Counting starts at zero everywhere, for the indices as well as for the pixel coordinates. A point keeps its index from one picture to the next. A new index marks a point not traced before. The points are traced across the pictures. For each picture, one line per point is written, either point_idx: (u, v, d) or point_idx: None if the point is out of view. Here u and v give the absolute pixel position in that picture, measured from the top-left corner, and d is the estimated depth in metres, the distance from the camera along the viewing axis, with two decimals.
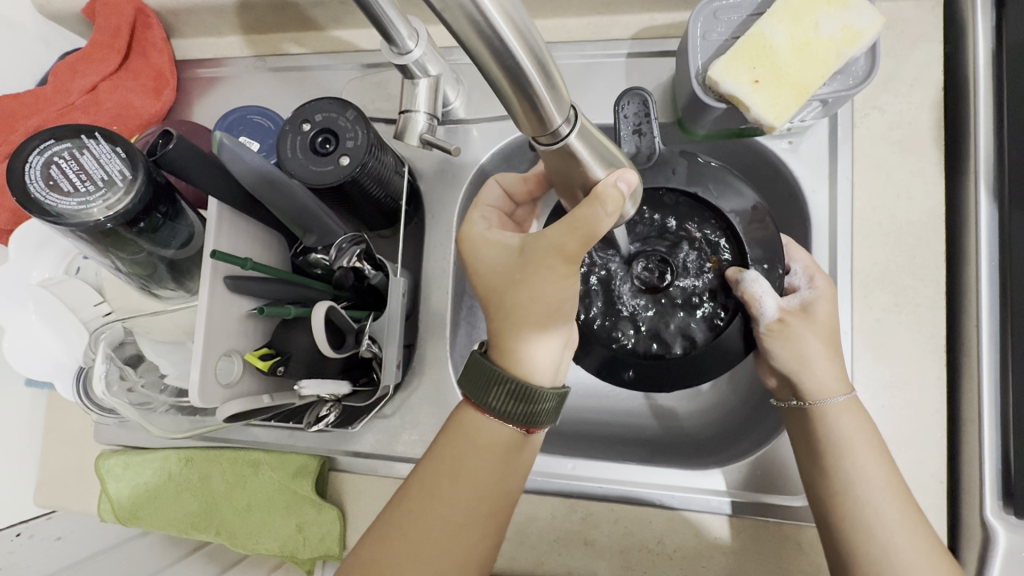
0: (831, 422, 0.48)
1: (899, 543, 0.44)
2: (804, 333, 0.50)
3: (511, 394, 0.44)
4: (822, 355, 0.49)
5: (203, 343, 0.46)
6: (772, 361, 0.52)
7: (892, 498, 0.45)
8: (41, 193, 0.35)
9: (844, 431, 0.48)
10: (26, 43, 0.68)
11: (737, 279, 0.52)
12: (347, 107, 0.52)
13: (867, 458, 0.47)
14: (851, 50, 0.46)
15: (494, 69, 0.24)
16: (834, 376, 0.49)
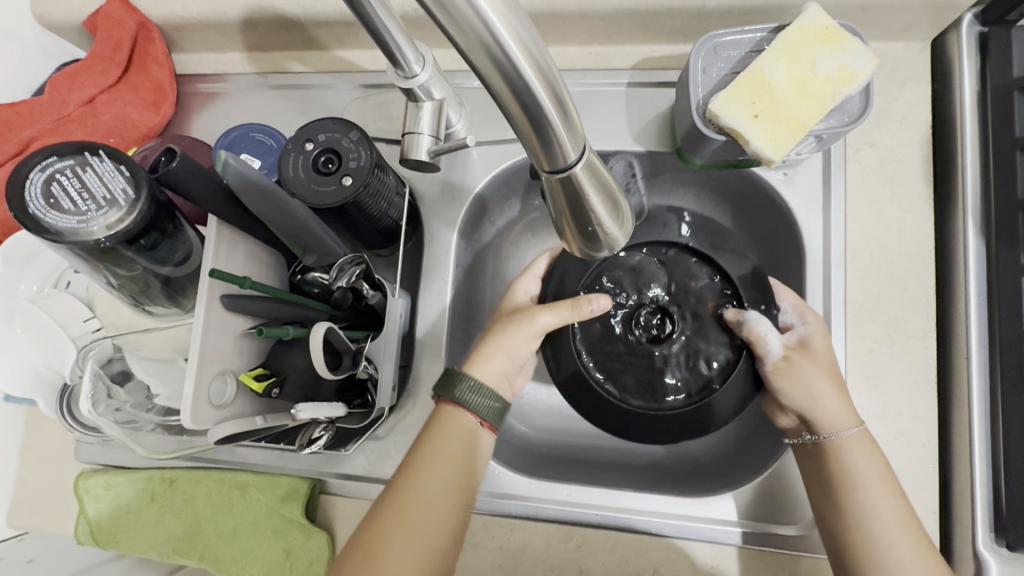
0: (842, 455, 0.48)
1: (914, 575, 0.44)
2: (810, 369, 0.51)
3: (471, 388, 0.50)
4: (828, 390, 0.50)
5: (199, 364, 0.45)
6: (783, 398, 0.52)
7: (902, 525, 0.46)
8: (42, 210, 0.34)
9: (858, 467, 0.48)
10: (24, 53, 0.67)
11: (740, 320, 0.54)
12: (351, 128, 0.52)
13: (876, 486, 0.47)
14: (846, 89, 0.47)
15: (514, 106, 0.25)
16: (844, 408, 0.50)
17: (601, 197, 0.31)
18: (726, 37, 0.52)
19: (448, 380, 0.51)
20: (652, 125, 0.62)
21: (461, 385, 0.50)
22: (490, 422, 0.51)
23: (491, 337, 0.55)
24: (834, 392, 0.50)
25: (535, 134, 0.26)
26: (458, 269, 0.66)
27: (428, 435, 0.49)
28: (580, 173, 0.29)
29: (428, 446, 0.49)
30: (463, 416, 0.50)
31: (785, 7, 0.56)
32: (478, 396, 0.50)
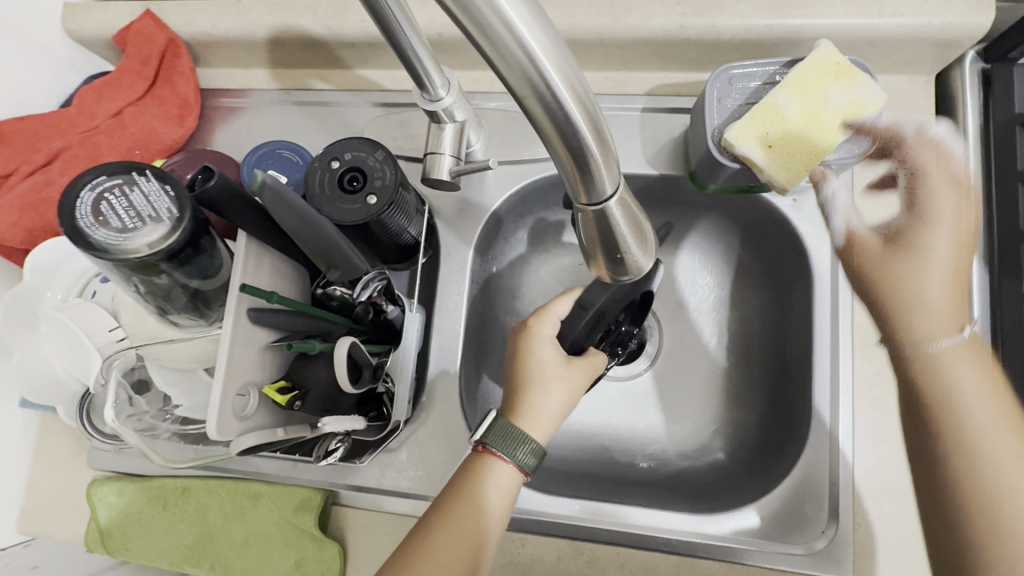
0: (949, 363, 0.46)
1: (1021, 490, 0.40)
2: (927, 251, 0.49)
3: (533, 450, 0.51)
4: (941, 288, 0.48)
5: (225, 375, 0.46)
6: (879, 276, 0.51)
7: (1004, 425, 0.43)
8: (90, 226, 0.36)
9: (967, 380, 0.45)
10: (53, 65, 0.69)
11: (826, 201, 0.59)
12: (376, 147, 0.54)
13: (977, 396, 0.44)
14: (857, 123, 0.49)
15: (559, 145, 0.26)
16: (952, 316, 0.47)
17: (629, 228, 0.33)
18: (741, 69, 0.54)
19: (509, 440, 0.50)
20: (665, 149, 0.64)
21: (524, 447, 0.50)
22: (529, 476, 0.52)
23: (535, 402, 0.53)
24: (952, 294, 0.48)
25: (576, 170, 0.28)
26: (473, 284, 0.68)
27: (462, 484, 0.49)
28: (613, 205, 0.30)
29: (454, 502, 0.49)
30: (504, 469, 0.50)
31: (797, 40, 0.58)
32: (531, 456, 0.51)
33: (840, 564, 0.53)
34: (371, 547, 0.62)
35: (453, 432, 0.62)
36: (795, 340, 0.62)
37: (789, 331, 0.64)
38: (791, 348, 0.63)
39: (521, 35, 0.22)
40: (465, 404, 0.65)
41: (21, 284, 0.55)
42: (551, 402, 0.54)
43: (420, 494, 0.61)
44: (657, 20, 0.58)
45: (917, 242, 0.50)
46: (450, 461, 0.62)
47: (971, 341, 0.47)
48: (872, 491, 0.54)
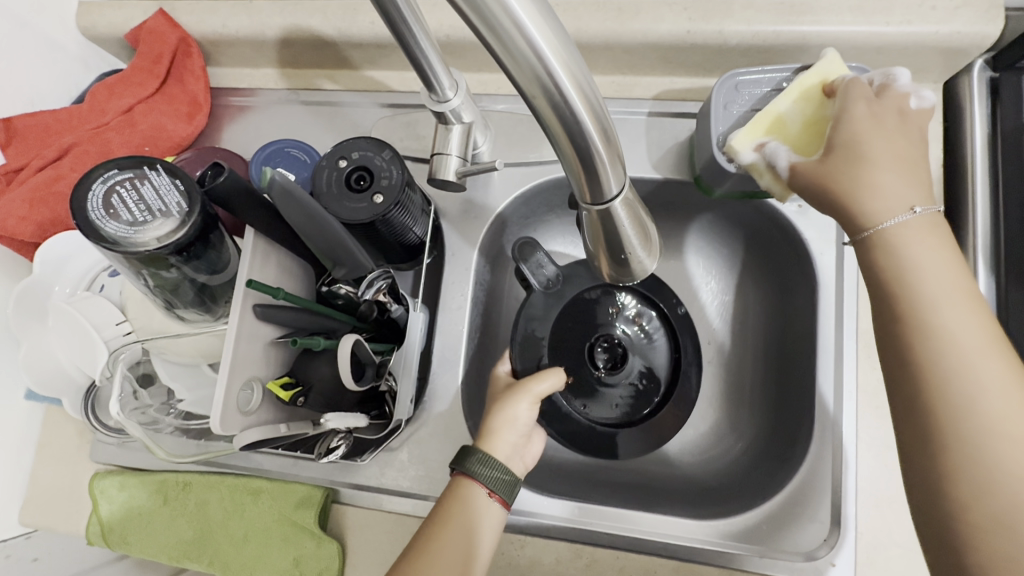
0: (902, 240, 0.40)
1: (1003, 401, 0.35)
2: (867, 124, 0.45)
3: (482, 458, 0.51)
4: (895, 179, 0.43)
5: (230, 371, 0.46)
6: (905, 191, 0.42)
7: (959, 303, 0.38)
8: (101, 219, 0.36)
9: (917, 260, 0.40)
10: (66, 63, 0.70)
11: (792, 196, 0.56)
12: (384, 147, 0.54)
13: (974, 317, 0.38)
14: None
15: (566, 145, 0.26)
16: (906, 193, 0.42)
17: (634, 229, 0.33)
18: (748, 75, 0.54)
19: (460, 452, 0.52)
20: (670, 153, 0.64)
21: (471, 455, 0.51)
22: (501, 493, 0.51)
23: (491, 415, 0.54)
24: (903, 178, 0.42)
25: (582, 169, 0.28)
26: (477, 285, 0.68)
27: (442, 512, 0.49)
28: (619, 205, 0.30)
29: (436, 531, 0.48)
30: (473, 487, 0.50)
31: (804, 46, 0.58)
32: (485, 466, 0.50)
33: (842, 573, 0.52)
34: (370, 546, 0.62)
35: (454, 432, 0.62)
36: (799, 346, 0.62)
37: (792, 338, 0.63)
38: (794, 353, 0.63)
39: (530, 34, 0.22)
40: (467, 405, 0.65)
41: (30, 276, 0.56)
42: (493, 417, 0.54)
43: (420, 493, 0.61)
44: (664, 24, 0.59)
45: (857, 143, 0.44)
46: (451, 461, 0.62)
47: (925, 219, 0.41)
48: (874, 499, 0.54)
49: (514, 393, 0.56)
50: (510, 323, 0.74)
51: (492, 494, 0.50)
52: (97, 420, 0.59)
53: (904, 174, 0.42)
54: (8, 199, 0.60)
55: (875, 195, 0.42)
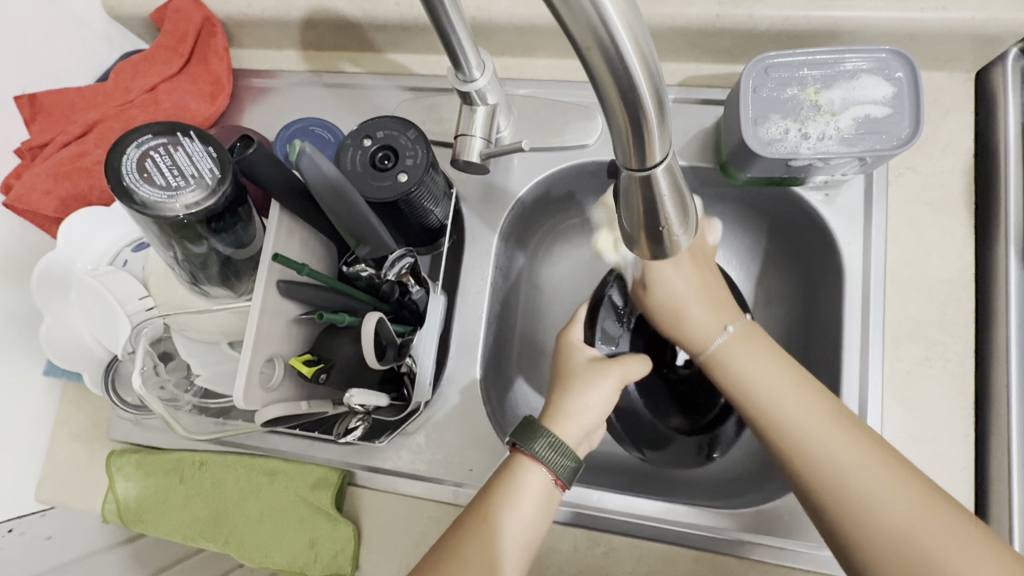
0: (728, 354, 0.52)
1: (823, 428, 0.46)
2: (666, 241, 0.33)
3: (551, 444, 0.49)
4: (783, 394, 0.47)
5: (253, 347, 0.46)
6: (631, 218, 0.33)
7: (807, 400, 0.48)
8: (135, 183, 0.36)
9: (740, 366, 0.52)
10: (91, 41, 0.70)
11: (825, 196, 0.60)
12: (409, 126, 0.54)
13: (782, 387, 0.49)
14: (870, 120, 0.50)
15: (616, 103, 0.25)
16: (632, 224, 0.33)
17: (675, 201, 0.31)
18: (777, 58, 0.53)
19: (526, 429, 0.50)
20: (695, 140, 0.63)
21: (541, 438, 0.49)
22: (563, 481, 0.50)
23: (569, 394, 0.53)
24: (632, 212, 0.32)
25: (630, 133, 0.27)
26: (497, 271, 0.67)
27: (500, 486, 0.49)
28: (661, 173, 0.29)
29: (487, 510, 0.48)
30: (536, 469, 0.49)
31: (834, 32, 0.57)
32: (555, 452, 0.49)
33: None
34: (385, 529, 0.61)
35: (471, 417, 0.62)
36: (823, 340, 0.61)
37: (817, 329, 0.63)
38: (819, 344, 0.62)
39: None
40: (485, 387, 0.65)
41: (50, 251, 0.55)
42: (571, 398, 0.52)
43: (437, 477, 0.61)
44: (692, 9, 0.58)
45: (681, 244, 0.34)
46: (469, 445, 0.61)
47: (737, 334, 0.53)
48: None
49: (598, 375, 0.53)
50: (528, 311, 0.74)
51: (555, 480, 0.49)
52: (116, 396, 0.59)
53: (703, 298, 0.56)
54: (32, 174, 0.61)
55: (665, 283, 0.56)
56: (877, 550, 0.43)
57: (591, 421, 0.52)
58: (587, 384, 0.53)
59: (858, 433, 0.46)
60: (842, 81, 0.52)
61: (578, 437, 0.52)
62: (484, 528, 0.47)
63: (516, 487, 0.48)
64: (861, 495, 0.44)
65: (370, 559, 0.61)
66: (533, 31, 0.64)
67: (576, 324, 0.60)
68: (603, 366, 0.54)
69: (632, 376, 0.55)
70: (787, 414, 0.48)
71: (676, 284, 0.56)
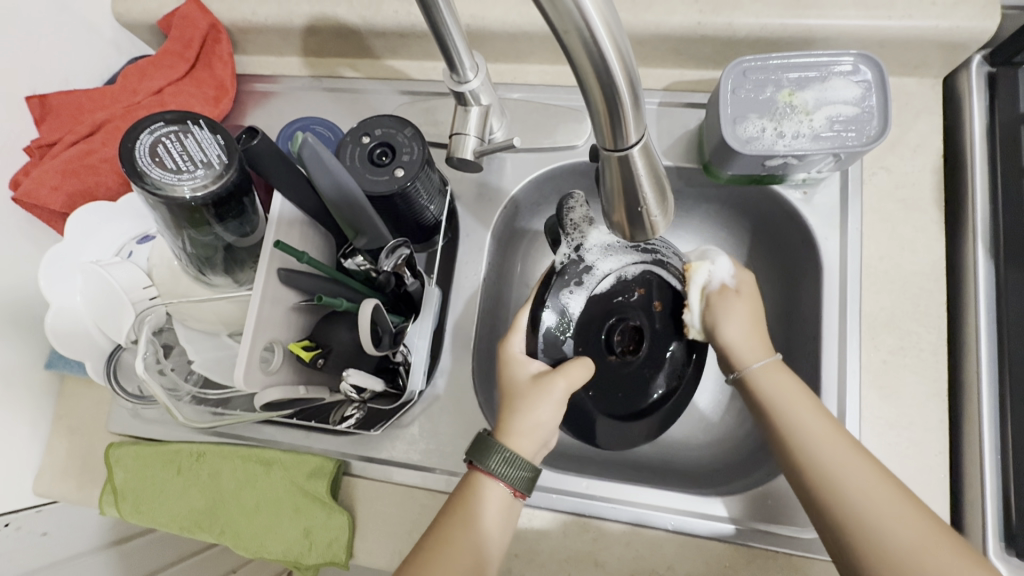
0: (753, 383, 0.54)
1: (847, 459, 0.47)
2: (640, 223, 0.36)
3: (506, 458, 0.50)
4: (816, 425, 0.50)
5: (254, 330, 0.48)
6: (608, 196, 0.35)
7: (831, 432, 0.49)
8: (147, 166, 0.39)
9: (768, 390, 0.53)
10: (99, 46, 0.73)
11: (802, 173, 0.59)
12: (405, 125, 0.57)
13: (796, 397, 0.52)
14: (842, 121, 0.53)
15: (593, 85, 0.27)
16: (610, 206, 0.36)
17: (651, 181, 0.34)
18: (754, 62, 0.56)
19: (480, 446, 0.51)
20: (680, 141, 0.66)
21: (495, 455, 0.50)
22: (522, 490, 0.51)
23: (515, 414, 0.53)
24: (609, 193, 0.35)
25: (607, 113, 0.29)
26: (489, 266, 0.70)
27: (470, 486, 0.51)
28: (637, 153, 0.31)
29: (465, 504, 0.50)
30: (494, 482, 0.51)
31: (809, 39, 0.61)
32: (509, 466, 0.51)
33: None
34: (379, 517, 0.63)
35: (464, 407, 0.64)
36: (804, 331, 0.63)
37: (798, 320, 0.65)
38: (801, 336, 0.64)
39: None
40: (478, 378, 0.67)
41: (56, 245, 0.57)
42: (517, 418, 0.53)
43: (430, 466, 0.63)
44: (675, 17, 0.61)
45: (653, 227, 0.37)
46: (462, 435, 0.63)
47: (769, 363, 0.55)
48: None
49: (542, 394, 0.54)
50: (519, 309, 0.76)
51: (514, 490, 0.51)
52: (118, 384, 0.60)
53: (752, 329, 0.58)
54: (40, 170, 0.63)
55: (740, 299, 0.59)
56: (875, 557, 0.43)
57: (537, 438, 0.53)
58: (539, 402, 0.53)
59: (872, 463, 0.47)
60: (815, 83, 0.55)
61: (534, 448, 0.53)
62: (467, 517, 0.49)
63: (482, 495, 0.51)
64: (871, 515, 0.44)
65: (364, 546, 0.62)
66: (525, 38, 0.68)
67: (516, 333, 0.60)
68: (546, 381, 0.54)
69: (576, 384, 0.55)
70: (796, 417, 0.50)
71: (733, 322, 0.58)
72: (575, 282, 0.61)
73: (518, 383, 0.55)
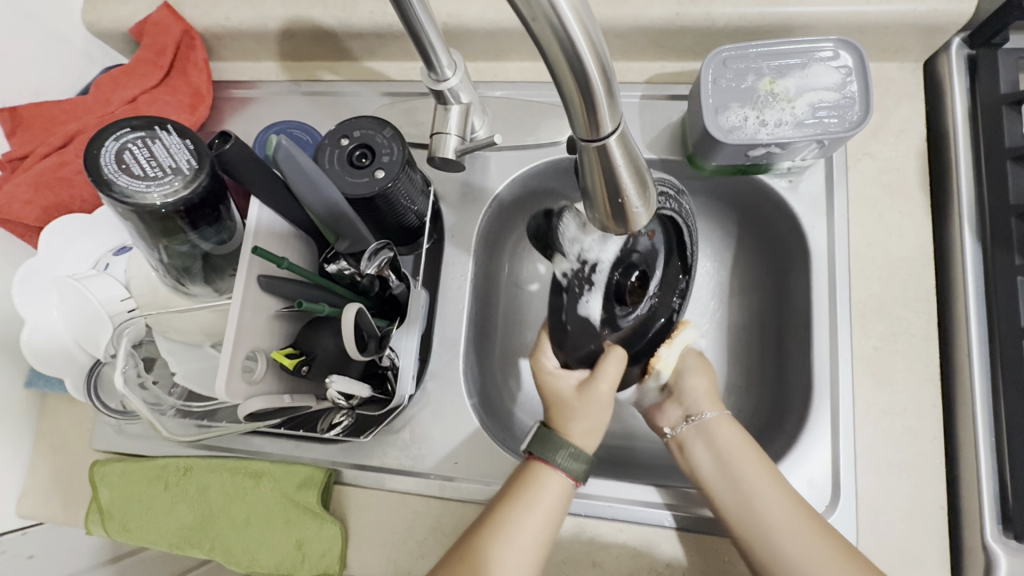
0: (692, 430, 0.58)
1: (774, 500, 0.51)
2: (624, 217, 0.36)
3: (570, 453, 0.52)
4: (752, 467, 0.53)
5: (234, 339, 0.47)
6: (588, 188, 0.35)
7: (760, 470, 0.53)
8: (113, 173, 0.38)
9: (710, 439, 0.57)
10: (71, 56, 0.71)
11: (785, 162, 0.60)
12: (385, 125, 0.56)
13: (755, 476, 0.53)
14: (822, 107, 0.53)
15: (565, 73, 0.27)
16: (593, 200, 0.35)
17: (631, 172, 0.33)
18: (733, 51, 0.55)
19: (544, 441, 0.53)
20: (663, 134, 0.65)
21: (561, 449, 0.52)
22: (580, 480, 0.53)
23: (572, 422, 0.54)
24: (589, 184, 0.34)
25: (582, 102, 0.28)
26: (476, 266, 0.69)
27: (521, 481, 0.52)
28: (614, 142, 0.31)
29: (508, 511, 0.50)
30: (554, 475, 0.52)
31: (788, 27, 0.60)
32: (573, 459, 0.52)
33: None
34: (372, 526, 0.61)
35: (455, 410, 0.63)
36: (794, 321, 0.63)
37: (788, 312, 0.65)
38: (792, 325, 0.64)
39: None
40: (469, 379, 0.66)
41: (29, 260, 0.55)
42: (573, 425, 0.54)
43: (423, 471, 0.62)
44: (653, 9, 0.61)
45: (633, 222, 0.37)
46: (454, 439, 0.62)
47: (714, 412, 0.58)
48: (872, 463, 0.55)
49: (592, 398, 0.54)
50: (509, 308, 0.75)
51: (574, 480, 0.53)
52: (99, 401, 0.58)
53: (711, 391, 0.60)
54: (12, 184, 0.61)
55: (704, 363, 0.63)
56: None
57: (598, 430, 0.55)
58: (592, 411, 0.54)
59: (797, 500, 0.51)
60: (796, 70, 0.54)
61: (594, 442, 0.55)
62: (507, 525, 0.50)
63: (536, 493, 0.51)
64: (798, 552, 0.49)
65: (358, 556, 0.61)
66: (503, 34, 0.67)
67: (544, 351, 0.59)
68: (591, 382, 0.54)
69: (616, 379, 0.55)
70: (762, 502, 0.51)
71: (686, 378, 0.61)
72: (586, 288, 0.51)
73: (561, 391, 0.56)
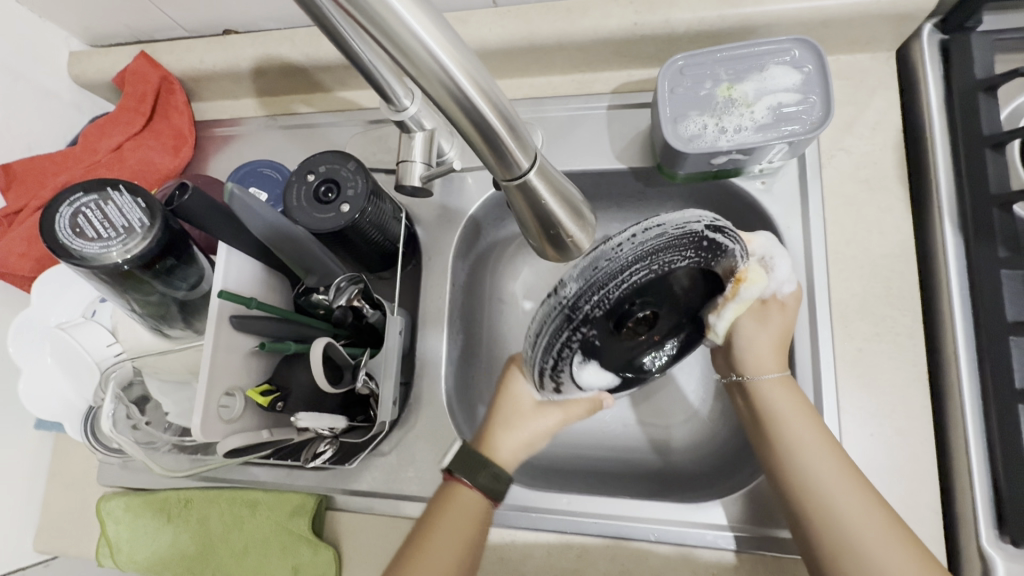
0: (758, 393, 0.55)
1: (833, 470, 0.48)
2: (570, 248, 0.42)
3: (491, 474, 0.54)
4: (807, 433, 0.51)
5: (208, 380, 0.49)
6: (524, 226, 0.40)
7: (816, 438, 0.50)
8: (68, 238, 0.40)
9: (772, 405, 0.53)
10: (61, 110, 0.75)
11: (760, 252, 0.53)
12: (348, 159, 0.56)
13: (806, 434, 0.50)
14: (783, 108, 0.52)
15: (467, 125, 0.30)
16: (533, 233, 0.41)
17: (558, 203, 0.38)
18: (689, 59, 0.55)
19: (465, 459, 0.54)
20: (633, 143, 0.65)
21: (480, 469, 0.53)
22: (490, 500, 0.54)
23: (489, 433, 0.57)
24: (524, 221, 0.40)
25: (488, 146, 0.31)
26: (455, 287, 0.69)
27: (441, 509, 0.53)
28: (533, 178, 0.35)
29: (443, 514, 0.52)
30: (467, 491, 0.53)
31: (750, 28, 0.59)
32: (490, 479, 0.53)
33: None
34: (366, 550, 0.62)
35: (441, 431, 0.63)
36: None
37: None
38: None
39: (419, 36, 0.26)
40: (453, 400, 0.67)
41: (26, 308, 0.59)
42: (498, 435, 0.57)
43: (412, 494, 0.62)
44: (611, 20, 0.60)
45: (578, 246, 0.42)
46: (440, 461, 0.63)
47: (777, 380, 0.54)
48: (861, 468, 0.53)
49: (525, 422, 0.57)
50: (493, 325, 0.76)
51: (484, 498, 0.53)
52: (98, 442, 0.60)
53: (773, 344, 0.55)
54: (9, 238, 0.64)
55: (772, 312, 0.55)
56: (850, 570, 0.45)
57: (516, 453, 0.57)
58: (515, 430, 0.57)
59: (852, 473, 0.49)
60: (754, 73, 0.54)
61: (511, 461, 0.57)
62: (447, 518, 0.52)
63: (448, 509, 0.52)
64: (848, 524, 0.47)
65: None
66: None
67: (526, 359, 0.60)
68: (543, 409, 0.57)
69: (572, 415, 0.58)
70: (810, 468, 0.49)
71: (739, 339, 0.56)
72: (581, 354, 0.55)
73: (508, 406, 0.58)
